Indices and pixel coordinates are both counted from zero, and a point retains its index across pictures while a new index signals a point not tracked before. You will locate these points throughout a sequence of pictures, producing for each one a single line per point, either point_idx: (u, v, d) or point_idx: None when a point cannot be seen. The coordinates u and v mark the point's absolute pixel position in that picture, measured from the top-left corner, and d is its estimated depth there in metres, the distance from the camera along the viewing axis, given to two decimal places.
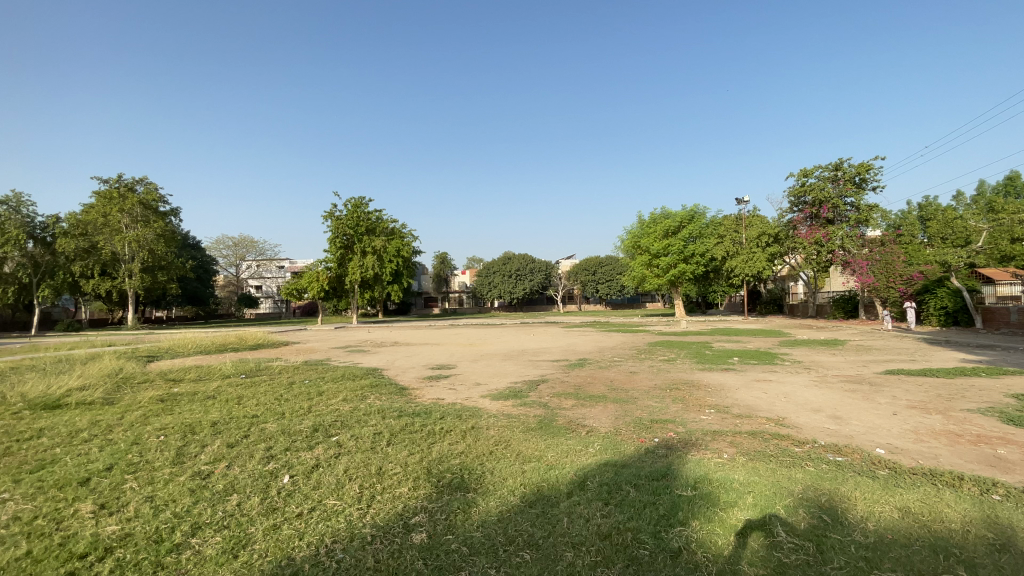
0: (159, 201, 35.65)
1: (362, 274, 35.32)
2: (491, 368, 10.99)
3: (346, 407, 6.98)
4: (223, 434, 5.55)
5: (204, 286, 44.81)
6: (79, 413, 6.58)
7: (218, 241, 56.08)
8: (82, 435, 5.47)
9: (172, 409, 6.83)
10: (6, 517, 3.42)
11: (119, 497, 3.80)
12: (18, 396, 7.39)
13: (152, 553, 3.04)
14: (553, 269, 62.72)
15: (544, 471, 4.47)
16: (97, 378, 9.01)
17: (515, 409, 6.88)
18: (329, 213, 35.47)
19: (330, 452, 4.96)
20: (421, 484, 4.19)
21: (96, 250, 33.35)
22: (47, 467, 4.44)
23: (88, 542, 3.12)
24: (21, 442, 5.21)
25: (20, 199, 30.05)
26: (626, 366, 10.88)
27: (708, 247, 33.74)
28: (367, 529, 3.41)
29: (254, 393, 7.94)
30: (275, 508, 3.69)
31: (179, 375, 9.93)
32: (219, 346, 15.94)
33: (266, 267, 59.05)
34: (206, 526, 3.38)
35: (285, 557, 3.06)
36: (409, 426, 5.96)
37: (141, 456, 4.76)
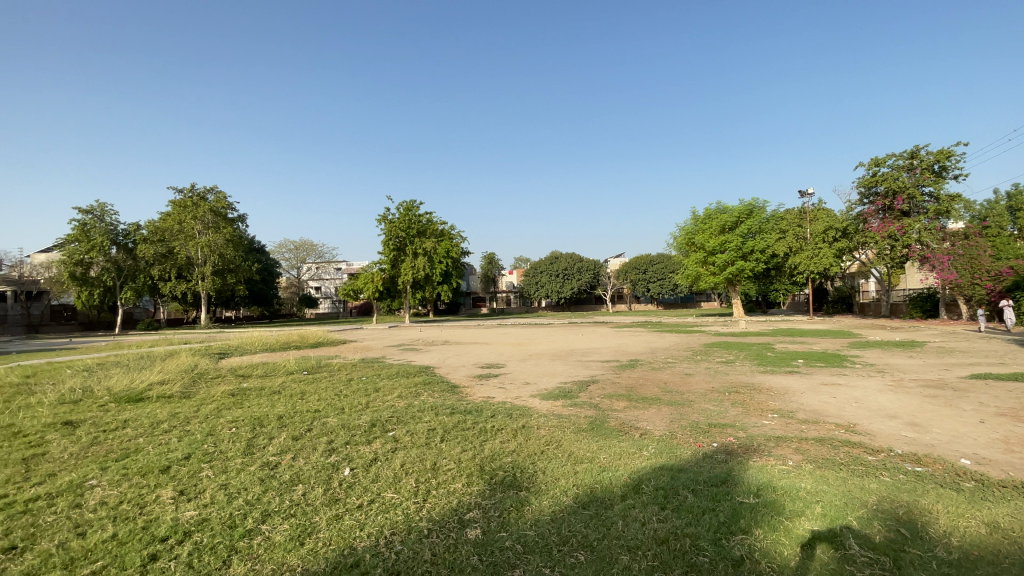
0: (227, 208, 38.10)
1: (414, 275, 36.30)
2: (541, 368, 10.97)
3: (401, 404, 7.18)
4: (288, 427, 5.87)
5: (268, 287, 47.44)
6: (160, 406, 7.15)
7: (281, 244, 59.31)
8: (163, 426, 5.94)
9: (242, 403, 7.28)
10: (97, 502, 3.76)
11: (195, 485, 4.10)
12: (108, 390, 8.12)
13: (227, 538, 3.25)
14: (603, 268, 61.77)
15: (597, 472, 4.41)
16: (175, 373, 9.76)
17: (566, 410, 6.83)
18: (383, 216, 36.71)
19: (387, 446, 5.13)
20: (474, 480, 4.24)
21: (173, 254, 36.11)
22: (134, 455, 4.86)
23: (169, 526, 3.38)
24: (110, 432, 5.72)
25: (105, 208, 33.08)
26: (680, 368, 10.55)
27: (768, 243, 32.13)
28: (423, 523, 3.49)
29: (316, 388, 8.33)
30: (336, 499, 3.85)
31: (247, 371, 10.56)
32: (283, 344, 16.84)
33: (325, 269, 61.94)
34: (275, 514, 3.57)
35: (348, 546, 3.18)
36: (461, 424, 6.05)
37: (215, 446, 5.11)
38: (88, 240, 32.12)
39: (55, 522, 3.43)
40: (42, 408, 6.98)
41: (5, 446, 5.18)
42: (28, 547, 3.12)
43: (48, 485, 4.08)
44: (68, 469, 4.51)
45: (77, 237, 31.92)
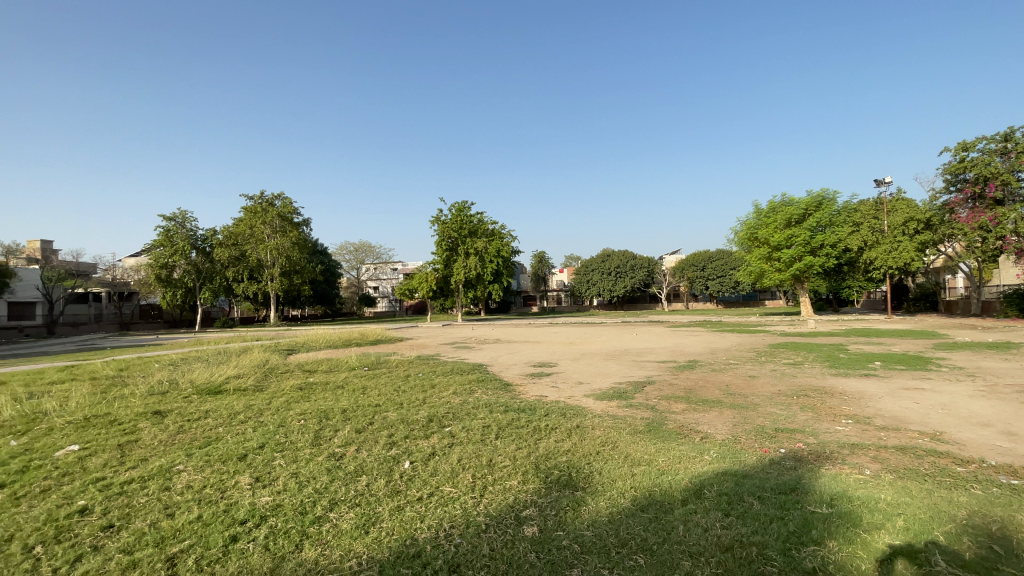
0: (294, 213, 40.33)
1: (466, 275, 36.98)
2: (596, 368, 10.84)
3: (457, 400, 7.33)
4: (352, 420, 6.14)
5: (330, 287, 49.80)
6: (236, 398, 7.69)
7: (342, 246, 62.05)
8: (239, 417, 6.40)
9: (308, 396, 7.70)
10: (184, 485, 4.10)
11: (269, 472, 4.37)
12: (191, 382, 8.82)
13: (298, 523, 3.44)
14: (658, 266, 60.11)
15: (655, 475, 4.30)
16: (249, 368, 10.47)
17: (621, 411, 6.71)
18: (436, 217, 37.63)
19: (444, 442, 5.25)
20: (530, 478, 4.26)
21: (245, 257, 38.66)
22: (214, 444, 5.25)
23: (247, 511, 3.62)
24: (194, 421, 6.21)
25: (186, 216, 35.92)
26: (743, 370, 10.07)
27: (840, 237, 30.09)
28: (481, 518, 3.54)
29: (376, 384, 8.66)
30: (397, 491, 3.99)
31: (313, 366, 11.19)
32: (345, 341, 17.67)
33: (382, 270, 64.22)
34: (342, 503, 3.75)
35: (409, 537, 3.28)
36: (516, 421, 6.10)
37: (286, 437, 5.43)
38: (171, 245, 35.02)
39: (149, 503, 3.77)
40: (135, 399, 7.68)
41: (106, 432, 5.75)
42: (126, 525, 3.44)
43: (142, 469, 4.49)
44: (157, 455, 4.94)
45: (162, 243, 34.86)
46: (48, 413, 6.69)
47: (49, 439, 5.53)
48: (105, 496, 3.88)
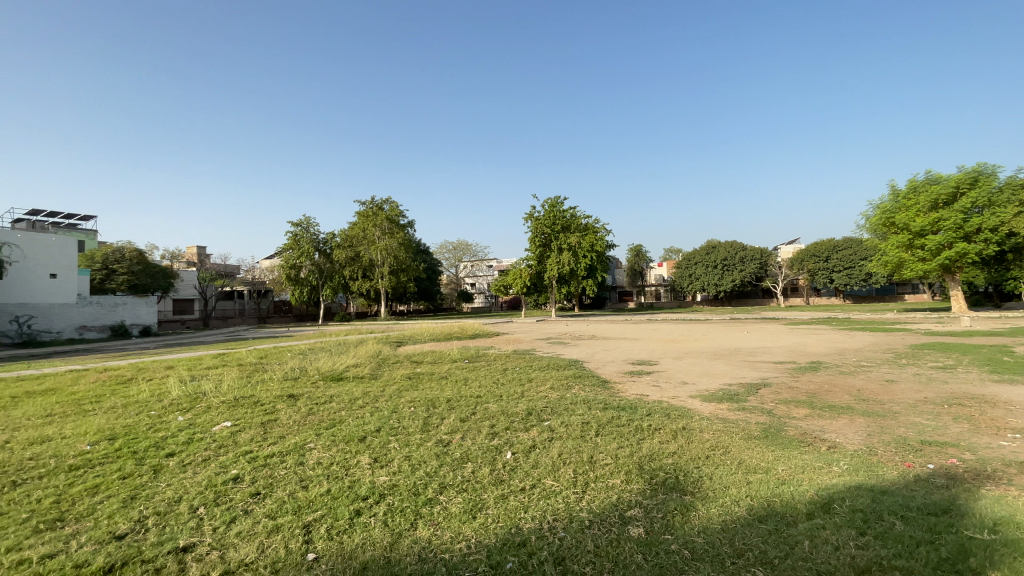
0: (400, 216, 43.10)
1: (560, 270, 37.07)
2: (701, 368, 10.25)
3: (555, 395, 7.36)
4: (456, 409, 6.44)
5: (432, 284, 52.64)
6: (355, 384, 8.47)
7: (442, 245, 64.94)
8: (358, 402, 7.01)
9: (416, 385, 8.21)
10: (316, 461, 4.59)
11: (385, 454, 4.73)
12: (317, 369, 9.87)
13: (412, 503, 3.68)
14: (771, 257, 55.35)
15: (774, 485, 3.97)
16: (364, 357, 11.45)
17: (733, 414, 6.30)
18: (530, 214, 38.10)
19: (544, 435, 5.29)
20: (635, 478, 4.15)
21: (359, 258, 42.22)
22: (338, 425, 5.81)
23: (368, 488, 3.96)
24: (320, 404, 6.95)
25: (310, 222, 39.98)
26: (878, 373, 8.92)
27: (1003, 219, 25.40)
28: (584, 514, 3.53)
29: (477, 376, 8.99)
30: (501, 480, 4.10)
31: (419, 357, 11.91)
32: (446, 334, 18.59)
33: (479, 267, 66.51)
34: (450, 487, 3.95)
35: (514, 526, 3.36)
36: (617, 419, 5.98)
37: (399, 422, 5.86)
38: (298, 248, 39.33)
39: (287, 475, 4.28)
40: (273, 383, 8.77)
41: (251, 411, 6.62)
42: (269, 493, 3.92)
43: (281, 445, 5.10)
44: (293, 433, 5.58)
45: (290, 246, 39.31)
46: (207, 394, 7.86)
47: (210, 415, 6.50)
48: (252, 467, 4.47)
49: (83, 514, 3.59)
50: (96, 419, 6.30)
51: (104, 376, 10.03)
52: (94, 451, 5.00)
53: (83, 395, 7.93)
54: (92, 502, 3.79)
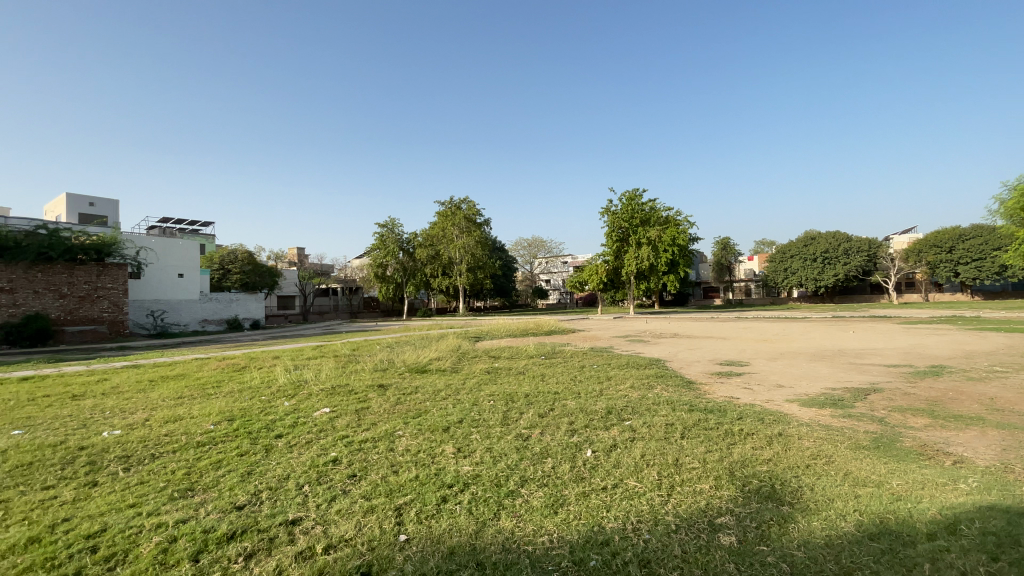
0: (477, 214, 44.04)
1: (638, 266, 36.03)
2: (798, 370, 9.46)
3: (636, 394, 7.16)
4: (534, 404, 6.50)
5: (508, 281, 53.50)
6: (437, 377, 8.83)
7: (517, 243, 65.67)
8: (441, 393, 7.31)
9: (495, 380, 8.39)
10: (405, 448, 4.84)
11: (468, 444, 4.89)
12: (403, 361, 10.42)
13: (496, 494, 3.77)
14: (881, 248, 49.87)
15: (887, 501, 3.58)
16: (446, 351, 11.91)
17: (837, 421, 5.77)
18: (606, 209, 37.36)
19: (625, 435, 5.18)
20: (725, 485, 3.94)
21: (439, 256, 43.85)
22: (423, 415, 6.10)
23: (453, 476, 4.11)
24: (407, 395, 7.32)
25: (395, 223, 42.12)
26: (1017, 381, 7.71)
27: None
28: (671, 518, 3.41)
29: (554, 372, 8.99)
30: (582, 478, 4.08)
31: (497, 353, 12.12)
32: (523, 330, 18.79)
33: (553, 263, 66.65)
34: (531, 480, 4.00)
35: (597, 524, 3.33)
36: (704, 422, 5.70)
37: (479, 414, 6.03)
38: (385, 248, 41.71)
39: (378, 459, 4.56)
40: (365, 374, 9.39)
41: (346, 399, 7.14)
42: (364, 476, 4.20)
43: (373, 432, 5.44)
44: (384, 420, 5.94)
45: (377, 246, 41.77)
46: (308, 382, 8.58)
47: (310, 401, 7.09)
48: (348, 450, 4.82)
49: (209, 485, 4.07)
50: (217, 402, 7.12)
51: (223, 364, 11.33)
52: (216, 430, 5.65)
53: (206, 380, 9.00)
54: (216, 475, 4.29)
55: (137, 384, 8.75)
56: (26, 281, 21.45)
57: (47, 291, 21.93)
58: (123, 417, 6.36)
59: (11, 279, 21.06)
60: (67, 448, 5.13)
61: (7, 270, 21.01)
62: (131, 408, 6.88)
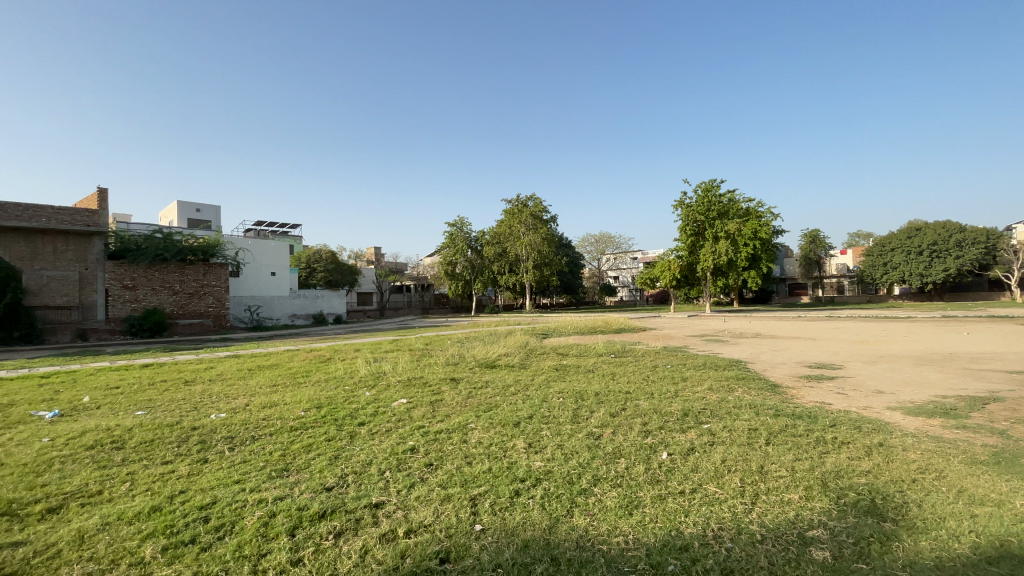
0: (543, 211, 44.01)
1: (715, 261, 34.28)
2: (900, 375, 8.58)
3: (714, 397, 6.83)
4: (605, 403, 6.39)
5: (575, 278, 53.11)
6: (507, 372, 8.95)
7: (584, 239, 64.91)
8: (511, 389, 7.39)
9: (564, 377, 8.36)
10: (477, 441, 4.95)
11: (538, 440, 4.91)
12: (473, 356, 10.65)
13: (568, 491, 3.75)
14: (1002, 239, 44.00)
15: (1013, 523, 3.15)
16: (514, 347, 12.02)
17: (948, 432, 5.17)
18: (680, 201, 35.93)
19: (704, 439, 4.96)
20: (816, 496, 3.66)
21: (506, 254, 44.35)
22: (494, 409, 6.21)
23: (525, 471, 4.14)
24: (478, 389, 7.47)
25: (463, 223, 43.14)
26: None
27: None
28: (755, 527, 3.22)
29: (626, 371, 8.79)
30: (658, 481, 3.95)
31: (566, 350, 12.05)
32: (592, 328, 18.59)
33: (622, 259, 65.37)
34: (604, 480, 3.94)
35: (674, 528, 3.22)
36: (790, 429, 5.32)
37: (549, 411, 6.04)
38: (454, 246, 42.81)
39: (453, 450, 4.70)
40: (438, 367, 9.71)
41: (421, 391, 7.42)
42: (440, 465, 4.35)
43: (447, 423, 5.62)
44: (456, 413, 6.10)
45: (447, 245, 43.03)
46: (386, 373, 9.04)
47: (389, 392, 7.45)
48: (425, 440, 5.01)
49: (301, 466, 4.41)
50: (306, 391, 7.68)
51: (310, 355, 12.20)
52: (307, 416, 6.11)
53: (296, 370, 9.75)
54: (307, 458, 4.63)
55: (238, 372, 9.65)
56: (146, 279, 24.16)
57: (163, 288, 24.64)
58: (227, 402, 7.05)
59: (134, 278, 23.77)
60: (183, 427, 5.77)
61: (130, 270, 23.67)
62: (234, 394, 7.61)
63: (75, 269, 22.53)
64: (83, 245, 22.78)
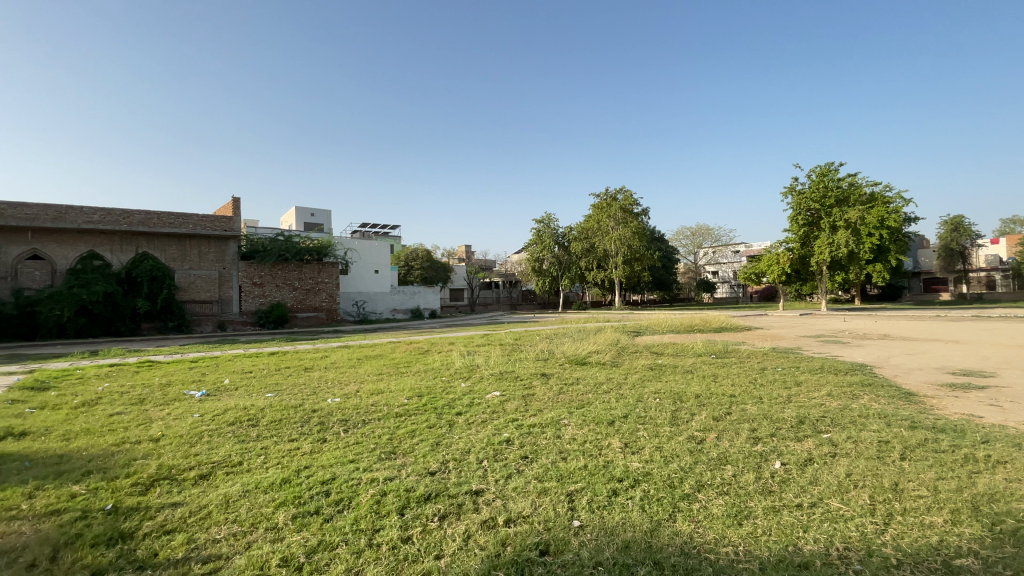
0: (634, 204, 42.63)
1: (832, 253, 30.98)
2: None
3: (835, 404, 6.15)
4: (708, 406, 6.05)
5: (668, 273, 50.95)
6: (600, 370, 8.81)
7: (679, 233, 61.82)
8: (604, 387, 7.28)
9: (660, 377, 8.06)
10: (571, 437, 4.92)
11: (636, 441, 4.77)
12: (564, 352, 10.63)
13: (669, 495, 3.60)
14: None
15: None
16: (606, 345, 11.80)
17: None
18: (791, 187, 33.04)
19: (824, 449, 4.51)
20: (967, 520, 3.17)
21: (594, 249, 43.65)
22: (587, 406, 6.14)
23: (623, 471, 4.04)
24: (570, 385, 7.45)
25: (551, 218, 43.24)
26: None
27: None
28: (889, 551, 2.86)
29: (729, 373, 8.24)
30: (770, 491, 3.66)
31: (660, 349, 11.59)
32: (689, 326, 17.70)
33: (722, 253, 61.44)
34: (710, 487, 3.73)
35: (792, 543, 2.96)
36: (930, 443, 4.65)
37: (646, 411, 5.84)
38: (542, 242, 43.22)
39: (548, 445, 4.73)
40: (529, 362, 9.84)
41: (514, 385, 7.58)
42: (535, 459, 4.40)
43: (540, 418, 5.66)
44: (550, 408, 6.14)
45: (535, 241, 43.53)
46: (479, 366, 9.32)
47: (483, 384, 7.69)
48: (519, 433, 5.10)
49: (406, 450, 4.70)
50: (409, 380, 8.18)
51: (410, 347, 12.94)
52: (409, 403, 6.51)
53: (399, 361, 10.43)
54: (411, 443, 4.92)
55: (348, 362, 10.54)
56: (271, 277, 27.19)
57: (284, 285, 27.59)
58: (341, 388, 7.72)
59: (261, 276, 26.86)
60: (305, 409, 6.43)
61: (258, 269, 26.79)
62: (345, 381, 8.32)
63: (215, 269, 25.75)
64: (221, 247, 26.02)
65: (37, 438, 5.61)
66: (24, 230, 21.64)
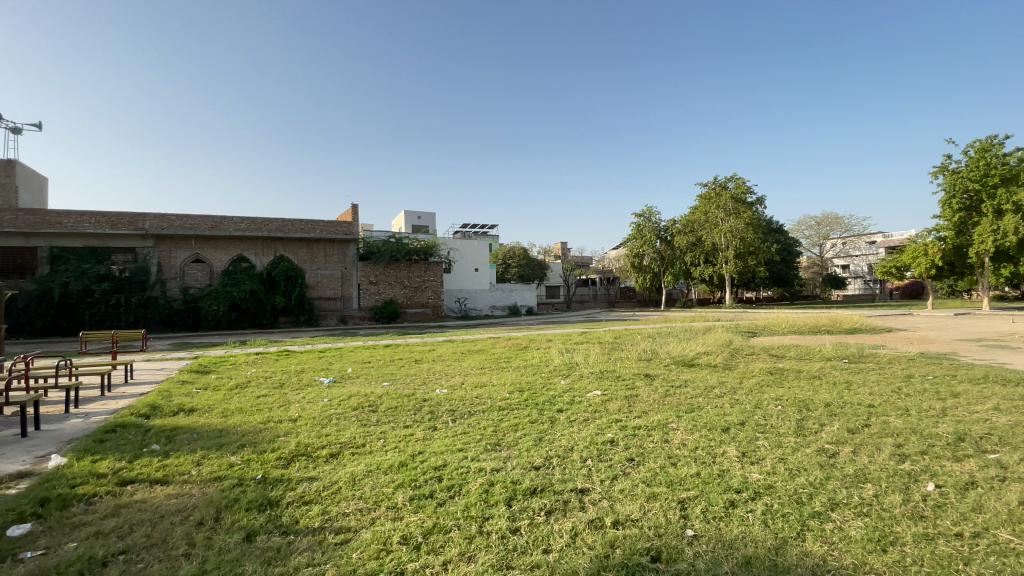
0: (747, 193, 39.42)
1: (996, 243, 26.13)
2: None
3: (1005, 420, 5.17)
4: (839, 417, 5.42)
5: (787, 268, 46.43)
6: (710, 372, 8.30)
7: (800, 224, 55.68)
8: (715, 391, 6.84)
9: (781, 382, 7.37)
10: (680, 442, 4.70)
11: (754, 450, 4.43)
12: (669, 353, 10.15)
13: (796, 511, 3.29)
14: None
15: None
16: (716, 346, 11.05)
17: None
18: (941, 167, 28.47)
19: (993, 472, 3.81)
20: None
21: (701, 242, 41.11)
22: (696, 411, 5.81)
23: (741, 482, 3.77)
24: (677, 388, 7.12)
25: (651, 212, 41.51)
26: None
27: None
28: None
29: (864, 381, 7.30)
30: (922, 516, 3.19)
31: (779, 352, 10.60)
32: (813, 326, 15.93)
33: (854, 244, 54.52)
34: (845, 506, 3.34)
35: None
36: None
37: (766, 419, 5.39)
38: (642, 238, 41.71)
39: (655, 449, 4.56)
40: (631, 362, 9.54)
41: (616, 384, 7.40)
42: (642, 462, 4.27)
43: (646, 420, 5.48)
44: (655, 411, 5.91)
45: (635, 237, 42.11)
46: (579, 364, 9.26)
47: (584, 383, 7.63)
48: (623, 434, 4.98)
49: (511, 444, 4.82)
50: (510, 375, 8.35)
51: (510, 343, 13.21)
52: (512, 398, 6.66)
53: (500, 356, 10.70)
54: (516, 437, 5.03)
55: (453, 355, 11.06)
56: (384, 277, 29.46)
57: (395, 283, 29.74)
58: (448, 380, 8.12)
59: (376, 276, 29.20)
60: (416, 398, 6.86)
61: (373, 269, 29.19)
62: (450, 373, 8.74)
63: (338, 269, 28.49)
64: (342, 249, 28.72)
65: (203, 414, 6.63)
66: (189, 237, 25.58)
